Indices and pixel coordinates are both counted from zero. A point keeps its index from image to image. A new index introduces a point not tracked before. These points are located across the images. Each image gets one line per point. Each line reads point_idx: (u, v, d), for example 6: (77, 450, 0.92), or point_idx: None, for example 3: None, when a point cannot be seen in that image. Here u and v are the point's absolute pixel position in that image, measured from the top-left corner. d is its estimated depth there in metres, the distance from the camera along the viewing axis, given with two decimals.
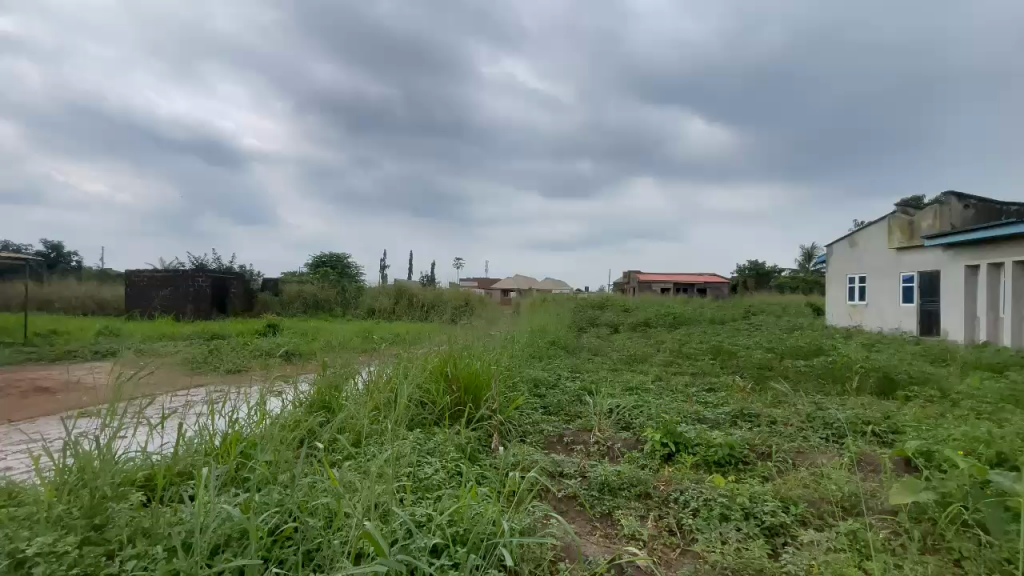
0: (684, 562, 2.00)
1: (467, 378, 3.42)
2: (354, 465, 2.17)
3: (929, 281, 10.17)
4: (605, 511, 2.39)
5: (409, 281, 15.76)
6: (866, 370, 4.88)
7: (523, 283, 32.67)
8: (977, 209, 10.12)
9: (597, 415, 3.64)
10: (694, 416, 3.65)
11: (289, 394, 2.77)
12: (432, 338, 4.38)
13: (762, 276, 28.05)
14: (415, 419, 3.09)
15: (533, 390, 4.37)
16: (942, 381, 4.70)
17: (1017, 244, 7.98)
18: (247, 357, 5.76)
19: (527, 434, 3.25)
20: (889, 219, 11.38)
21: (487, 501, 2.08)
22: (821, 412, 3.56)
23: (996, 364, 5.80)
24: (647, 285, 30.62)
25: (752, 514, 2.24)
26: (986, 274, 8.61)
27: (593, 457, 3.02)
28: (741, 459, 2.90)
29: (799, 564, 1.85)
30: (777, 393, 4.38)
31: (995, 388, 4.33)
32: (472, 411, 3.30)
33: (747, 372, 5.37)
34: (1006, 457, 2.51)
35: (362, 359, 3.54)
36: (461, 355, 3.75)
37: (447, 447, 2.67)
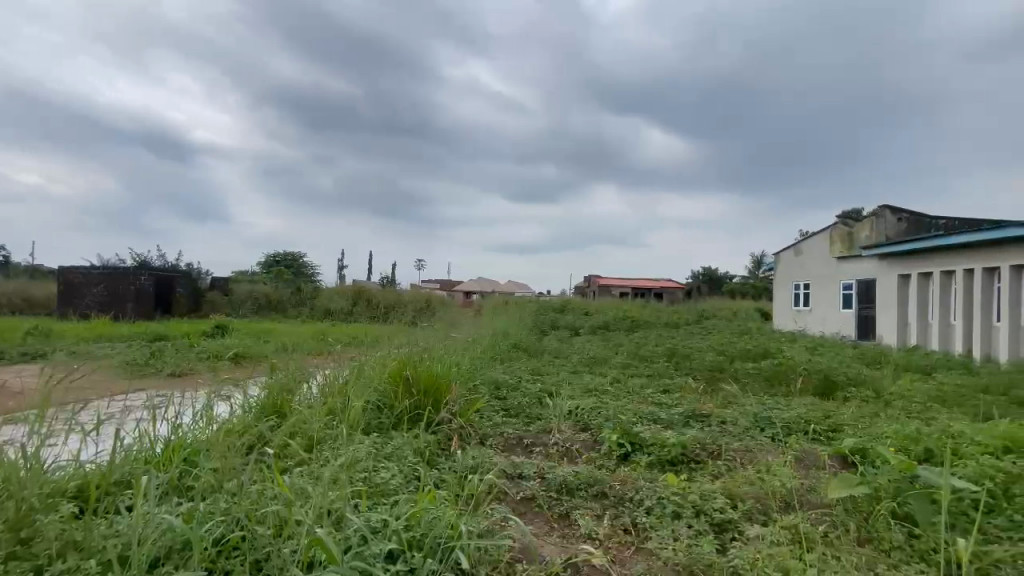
0: (637, 560, 2.04)
1: (426, 381, 3.37)
2: (306, 471, 2.11)
3: (866, 288, 10.85)
4: (562, 512, 2.42)
5: (368, 282, 15.45)
6: (809, 372, 5.16)
7: (485, 286, 32.52)
8: (908, 222, 10.91)
9: (557, 417, 3.69)
10: (650, 416, 3.75)
11: (237, 399, 2.66)
12: (392, 340, 4.31)
13: (715, 282, 29.24)
14: (372, 423, 3.03)
15: (494, 393, 4.37)
16: (876, 382, 5.03)
17: (944, 255, 8.60)
18: (192, 360, 5.49)
19: (488, 437, 3.24)
20: (831, 230, 12.08)
21: (444, 504, 2.07)
22: (768, 412, 3.73)
23: (924, 367, 6.25)
24: (607, 289, 31.31)
25: (702, 511, 2.32)
26: (916, 283, 9.25)
27: (551, 458, 3.06)
28: (693, 458, 3.00)
29: (745, 558, 1.93)
30: (727, 393, 4.56)
31: (923, 389, 4.67)
32: (431, 413, 3.26)
33: (699, 374, 5.58)
34: (932, 452, 2.71)
35: (317, 362, 3.44)
36: (421, 357, 3.71)
37: (405, 451, 2.63)
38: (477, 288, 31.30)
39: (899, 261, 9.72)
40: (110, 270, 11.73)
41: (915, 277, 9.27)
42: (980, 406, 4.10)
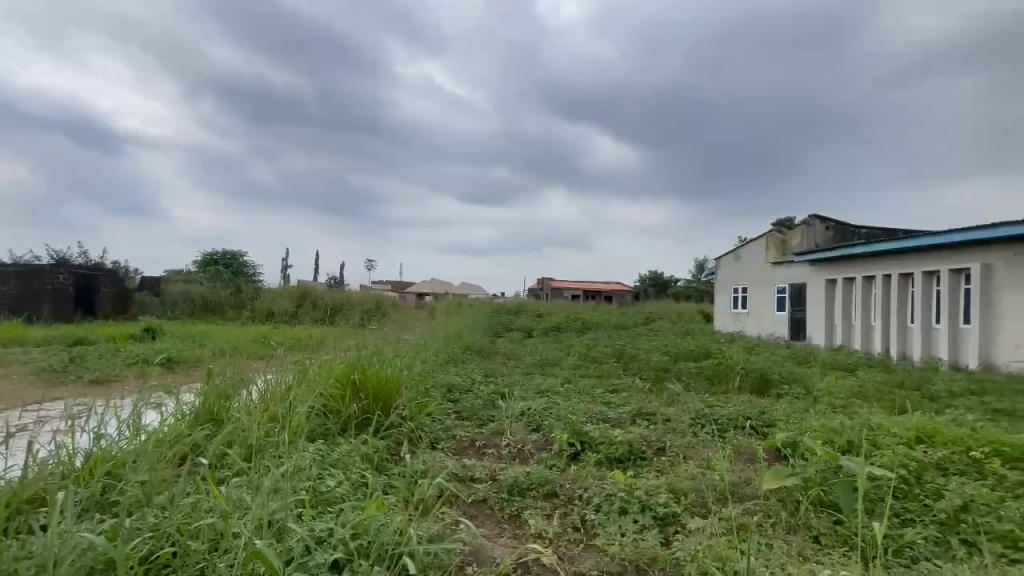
0: (586, 556, 2.08)
1: (375, 385, 3.28)
2: (245, 481, 2.01)
3: (797, 292, 11.57)
4: (513, 513, 2.43)
5: (314, 283, 14.91)
6: (746, 371, 5.44)
7: (438, 288, 32.20)
8: (835, 230, 11.75)
9: (510, 419, 3.71)
10: (599, 416, 3.83)
11: (169, 406, 2.49)
12: (339, 343, 4.17)
13: (662, 285, 30.32)
14: (317, 430, 2.93)
15: (446, 396, 4.32)
16: (806, 380, 5.37)
17: (867, 262, 9.31)
18: (116, 365, 5.11)
19: (439, 441, 3.22)
20: (766, 236, 12.81)
21: (393, 510, 2.03)
22: (708, 410, 3.91)
23: (848, 365, 6.74)
24: (559, 291, 31.77)
25: (647, 506, 2.40)
26: (841, 287, 9.98)
27: (504, 460, 3.06)
28: (640, 455, 3.10)
29: (687, 550, 2.01)
30: (671, 393, 4.74)
31: (847, 386, 5.03)
32: (381, 418, 3.19)
33: (646, 374, 5.76)
34: (854, 444, 2.93)
35: (257, 366, 3.28)
36: (369, 360, 3.62)
37: (353, 458, 2.56)
38: (428, 290, 31.06)
39: (826, 267, 10.45)
40: (22, 266, 10.64)
41: (841, 282, 10.00)
42: (895, 400, 4.47)
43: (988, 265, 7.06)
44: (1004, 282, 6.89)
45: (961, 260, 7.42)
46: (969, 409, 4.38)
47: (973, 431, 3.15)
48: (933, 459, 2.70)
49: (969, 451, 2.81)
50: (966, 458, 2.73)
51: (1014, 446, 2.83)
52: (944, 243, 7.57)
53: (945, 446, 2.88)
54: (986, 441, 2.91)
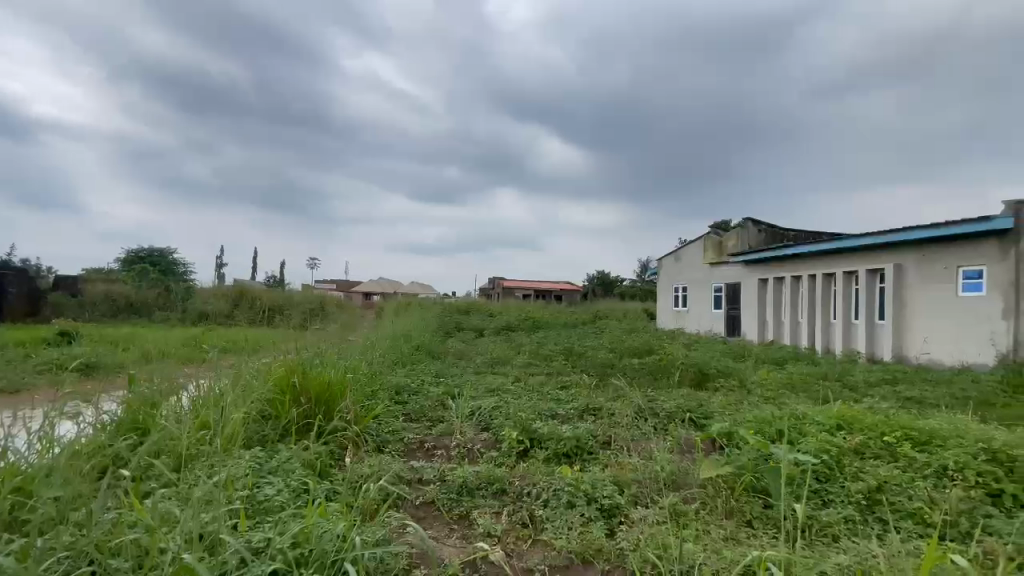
0: (534, 551, 2.11)
1: (317, 388, 3.17)
2: (173, 493, 1.90)
3: (733, 291, 12.22)
4: (462, 513, 2.43)
5: (254, 283, 14.21)
6: (686, 366, 5.70)
7: (386, 287, 31.55)
8: (766, 233, 12.50)
9: (459, 419, 3.70)
10: (548, 413, 3.90)
11: (88, 415, 2.30)
12: (279, 345, 3.99)
13: (609, 286, 31.11)
14: (254, 437, 2.80)
15: (394, 398, 4.26)
16: (740, 373, 5.71)
17: (796, 262, 9.97)
18: (23, 373, 4.65)
19: (386, 444, 3.16)
20: (704, 238, 13.44)
21: (337, 516, 1.98)
22: (651, 404, 4.07)
23: (778, 359, 7.22)
24: (510, 291, 31.89)
25: (593, 499, 2.46)
26: (773, 286, 10.63)
27: (452, 460, 3.05)
28: (586, 450, 3.17)
29: (630, 541, 2.09)
30: (617, 388, 4.89)
31: (777, 378, 5.38)
32: (323, 422, 3.09)
33: (593, 371, 5.91)
34: (782, 433, 3.14)
35: (188, 371, 3.08)
36: (310, 363, 3.49)
37: (294, 464, 2.47)
38: (376, 290, 30.12)
39: (759, 267, 11.11)
40: None
41: (772, 281, 10.65)
42: (819, 391, 4.84)
43: (900, 266, 7.75)
44: (913, 282, 7.57)
45: (877, 260, 8.10)
46: (883, 398, 4.79)
47: (886, 418, 3.46)
48: (851, 444, 2.94)
49: (883, 436, 3.06)
50: (880, 443, 2.98)
51: (921, 430, 3.12)
52: (863, 245, 8.23)
53: (862, 433, 3.13)
54: (897, 426, 3.19)
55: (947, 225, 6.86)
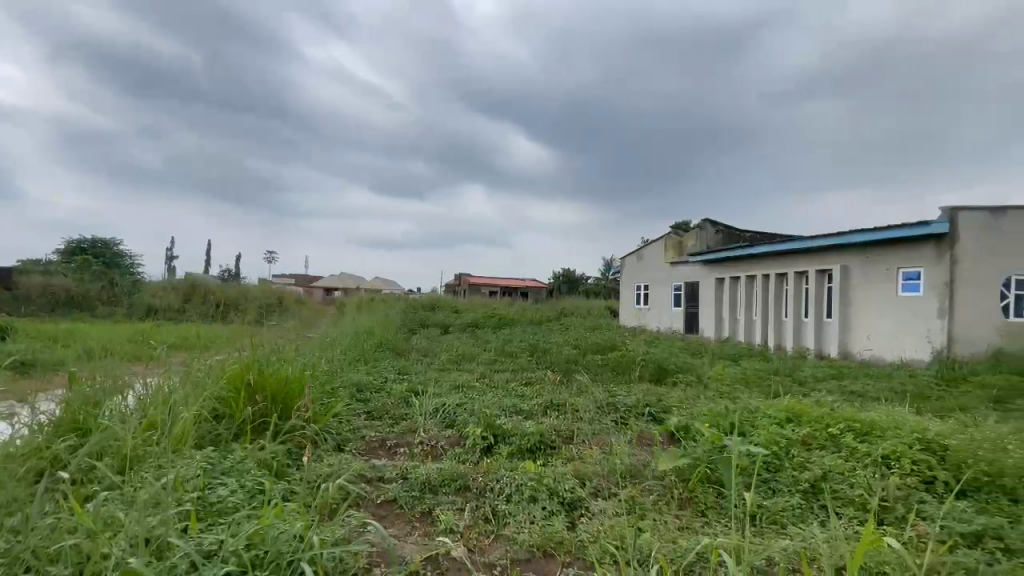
0: (495, 546, 2.13)
1: (274, 385, 3.07)
2: (117, 496, 1.81)
3: (692, 289, 12.60)
4: (424, 510, 2.42)
5: (207, 276, 13.64)
6: (646, 362, 5.85)
7: (349, 282, 30.83)
8: (723, 234, 12.96)
9: (423, 416, 3.67)
10: (512, 409, 3.92)
11: (22, 416, 2.16)
12: (233, 342, 3.85)
13: (574, 283, 31.44)
14: (206, 437, 2.69)
15: (355, 395, 4.18)
16: (698, 369, 5.90)
17: (752, 262, 10.36)
18: None
19: (346, 443, 3.10)
20: (665, 238, 13.80)
21: (294, 516, 1.93)
22: (613, 399, 4.16)
23: (733, 354, 7.51)
24: (477, 288, 31.70)
25: (555, 493, 2.50)
26: (729, 285, 11.01)
27: (415, 458, 3.02)
28: (549, 445, 3.21)
29: (591, 533, 2.13)
30: (579, 384, 4.97)
31: (732, 374, 5.59)
32: (280, 421, 2.99)
33: (557, 367, 5.98)
34: (738, 426, 3.26)
35: (134, 368, 2.93)
36: (266, 361, 3.38)
37: (249, 464, 2.40)
38: (339, 286, 29.29)
39: (717, 267, 11.49)
40: None
41: (728, 281, 11.04)
42: (771, 385, 5.06)
43: (846, 267, 8.19)
44: (859, 282, 8.00)
45: (826, 261, 8.53)
46: (829, 392, 5.06)
47: (832, 411, 3.65)
48: (799, 436, 3.09)
49: (828, 428, 3.24)
50: (825, 434, 3.15)
51: (863, 422, 3.31)
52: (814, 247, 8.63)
53: (809, 425, 3.30)
54: (842, 418, 3.37)
55: (889, 228, 7.27)
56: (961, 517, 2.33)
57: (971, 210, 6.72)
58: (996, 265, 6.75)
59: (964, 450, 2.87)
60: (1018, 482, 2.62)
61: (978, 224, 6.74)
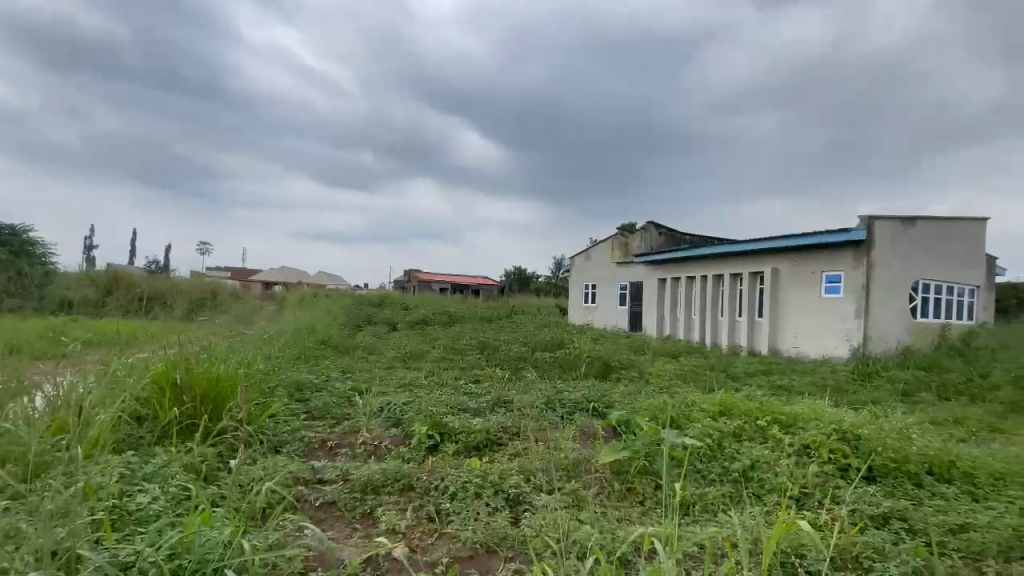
0: (438, 545, 2.12)
1: (203, 384, 2.90)
2: (19, 506, 1.66)
3: (637, 289, 13.00)
4: (365, 511, 2.37)
5: (130, 268, 12.70)
6: (592, 359, 5.99)
7: (291, 277, 29.52)
8: (666, 236, 13.46)
9: (366, 415, 3.58)
10: (459, 406, 3.90)
11: None
12: (159, 339, 3.61)
13: (525, 280, 31.63)
14: (125, 442, 2.51)
15: (294, 395, 4.02)
16: (640, 365, 6.10)
17: (693, 264, 10.81)
18: None
19: (284, 444, 2.99)
20: (611, 239, 14.15)
21: (223, 523, 1.84)
22: (558, 395, 4.24)
23: (673, 351, 7.83)
24: (427, 284, 31.18)
25: (500, 489, 2.52)
26: (672, 285, 11.45)
27: (357, 459, 2.95)
28: (496, 442, 3.22)
29: (534, 527, 2.16)
30: (527, 380, 5.03)
31: (672, 370, 5.82)
32: (210, 423, 2.84)
33: (505, 364, 6.02)
34: (675, 420, 3.41)
35: (42, 368, 2.69)
36: (196, 359, 3.20)
37: (174, 469, 2.26)
38: (280, 280, 27.98)
39: (661, 267, 11.91)
40: None
41: (671, 281, 11.48)
42: (706, 381, 5.33)
43: (776, 269, 8.72)
44: (788, 284, 8.55)
45: (759, 264, 9.05)
46: (759, 386, 5.39)
47: (761, 404, 3.88)
48: (731, 428, 3.27)
49: (757, 420, 3.45)
50: (754, 427, 3.34)
51: (787, 414, 3.54)
52: (749, 250, 9.12)
53: (739, 418, 3.49)
54: (768, 411, 3.60)
55: (816, 234, 7.80)
56: (870, 501, 2.55)
57: (885, 219, 7.33)
58: (906, 270, 7.40)
59: (874, 438, 3.13)
60: (918, 467, 2.94)
61: (891, 233, 7.36)
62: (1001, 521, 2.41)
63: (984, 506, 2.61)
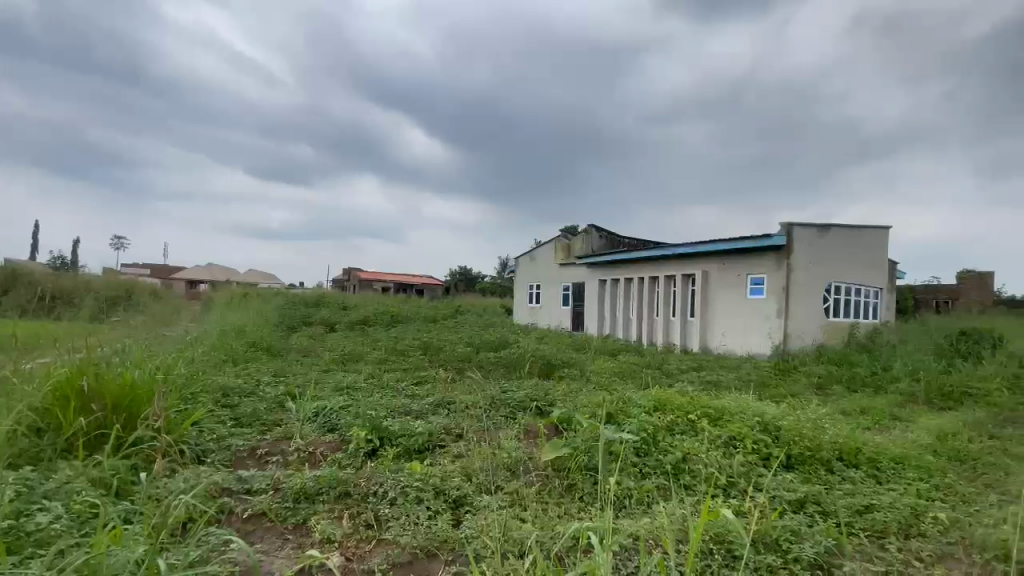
0: (377, 552, 2.07)
1: (115, 392, 2.66)
2: None
3: (580, 289, 13.30)
4: (298, 522, 2.27)
5: (31, 263, 11.47)
6: (535, 358, 6.07)
7: (220, 275, 27.73)
8: (607, 238, 13.86)
9: (300, 422, 3.43)
10: (400, 409, 3.83)
11: None
12: (62, 342, 3.29)
13: (471, 280, 31.43)
14: (20, 459, 2.26)
15: (220, 401, 3.79)
16: (582, 363, 6.25)
17: (631, 266, 11.20)
18: None
19: (208, 454, 2.81)
20: (555, 240, 14.38)
21: (137, 541, 1.70)
22: (503, 395, 4.26)
23: (613, 350, 8.09)
24: (369, 283, 30.27)
25: (442, 491, 2.50)
26: (612, 286, 11.81)
27: (290, 467, 2.83)
28: (437, 444, 3.19)
29: (475, 528, 2.16)
30: (471, 381, 5.02)
31: (611, 368, 6.01)
32: (123, 434, 2.61)
33: (449, 365, 5.97)
34: (612, 416, 3.53)
35: None
36: (107, 364, 2.94)
37: (79, 484, 2.06)
38: (208, 278, 26.24)
39: (601, 268, 12.24)
40: None
41: (611, 282, 11.83)
42: (643, 377, 5.54)
43: (707, 272, 9.21)
44: (718, 285, 9.05)
45: (692, 266, 9.52)
46: (691, 382, 5.69)
47: (693, 399, 4.09)
48: (666, 423, 3.42)
49: (688, 414, 3.63)
50: (686, 420, 3.52)
51: (715, 408, 3.76)
52: (683, 253, 9.57)
53: (673, 412, 3.66)
54: (699, 405, 3.80)
55: (742, 239, 8.33)
56: (788, 487, 2.75)
57: (803, 226, 7.93)
58: (821, 274, 8.04)
59: (792, 429, 3.39)
60: (830, 454, 3.21)
61: (808, 239, 7.97)
62: (900, 501, 2.68)
63: (886, 488, 2.89)
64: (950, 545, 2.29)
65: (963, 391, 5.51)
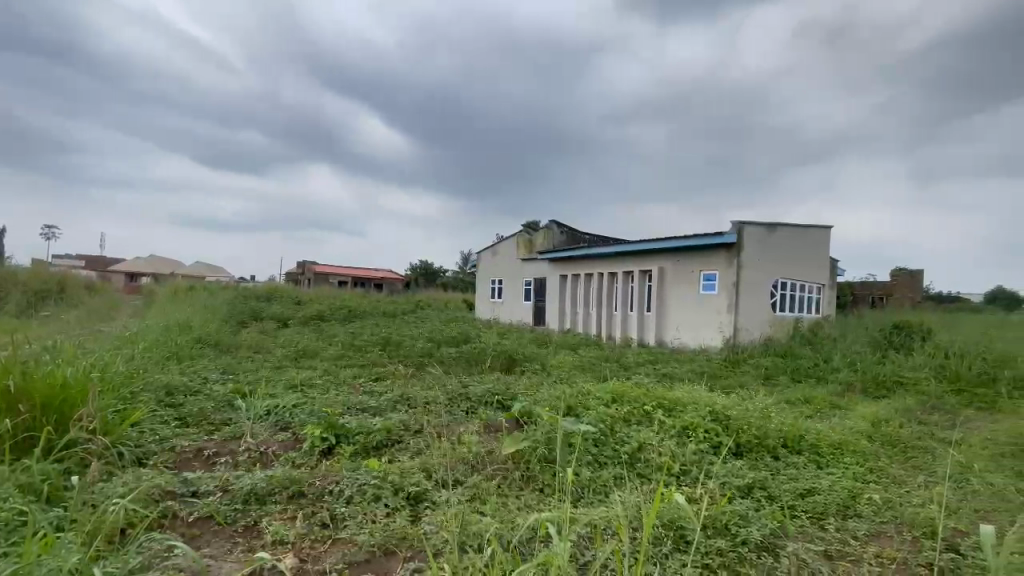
0: (332, 552, 2.02)
1: (43, 392, 2.48)
2: None
3: (541, 284, 13.40)
4: (248, 524, 2.19)
5: None
6: (497, 353, 6.08)
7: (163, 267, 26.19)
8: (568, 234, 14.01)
9: (250, 421, 3.30)
10: (358, 406, 3.76)
11: None
12: None
13: (431, 275, 31.03)
14: None
15: (163, 400, 3.60)
16: (543, 358, 6.31)
17: (590, 261, 11.36)
18: None
19: (149, 456, 2.67)
20: (516, 236, 14.42)
21: (70, 548, 1.61)
22: (464, 390, 4.25)
23: (573, 344, 8.21)
24: (326, 276, 29.38)
25: (400, 488, 2.47)
26: (572, 282, 11.95)
27: (240, 467, 2.72)
28: (395, 441, 3.15)
29: (434, 523, 2.15)
30: (432, 375, 4.98)
31: (571, 361, 6.10)
32: (55, 436, 2.44)
33: (409, 360, 5.90)
34: (572, 409, 3.58)
35: None
36: (34, 363, 2.73)
37: (5, 490, 1.91)
38: (149, 270, 24.73)
39: (562, 264, 12.36)
40: None
41: (571, 278, 11.98)
42: (601, 371, 5.65)
43: (664, 268, 9.47)
44: (673, 281, 9.33)
45: (649, 262, 9.76)
46: (647, 375, 5.86)
47: (649, 391, 4.21)
48: (622, 414, 3.51)
49: (645, 405, 3.73)
50: (642, 411, 3.62)
51: (671, 399, 3.88)
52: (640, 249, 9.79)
53: (630, 404, 3.76)
54: (656, 397, 3.91)
55: (696, 237, 8.61)
56: (737, 473, 2.88)
57: (753, 224, 8.27)
58: (769, 270, 8.42)
59: (741, 419, 3.54)
60: (775, 441, 3.38)
61: (757, 237, 8.32)
62: (838, 484, 2.85)
63: (825, 472, 3.07)
64: (883, 524, 2.46)
65: (895, 380, 5.91)
